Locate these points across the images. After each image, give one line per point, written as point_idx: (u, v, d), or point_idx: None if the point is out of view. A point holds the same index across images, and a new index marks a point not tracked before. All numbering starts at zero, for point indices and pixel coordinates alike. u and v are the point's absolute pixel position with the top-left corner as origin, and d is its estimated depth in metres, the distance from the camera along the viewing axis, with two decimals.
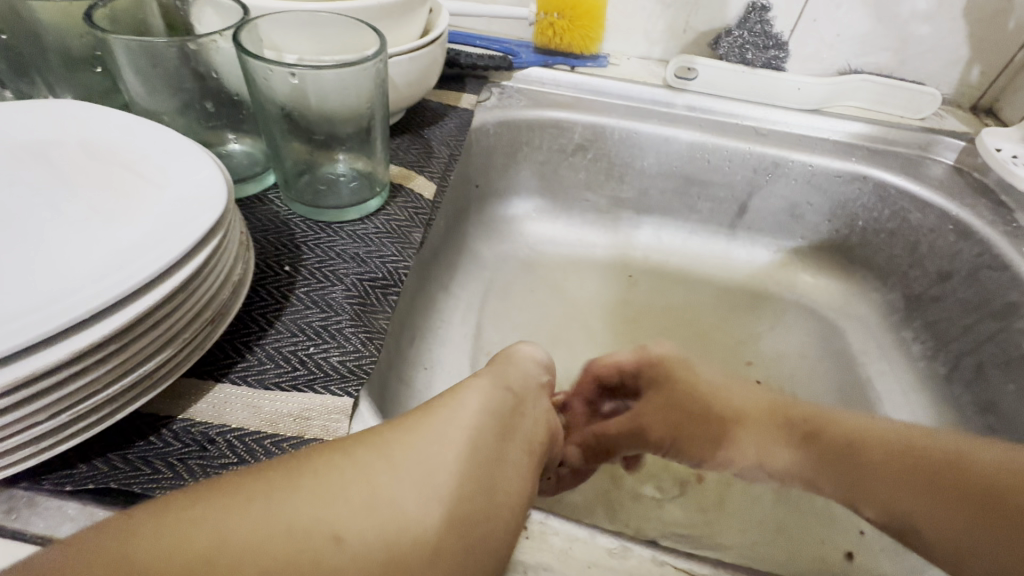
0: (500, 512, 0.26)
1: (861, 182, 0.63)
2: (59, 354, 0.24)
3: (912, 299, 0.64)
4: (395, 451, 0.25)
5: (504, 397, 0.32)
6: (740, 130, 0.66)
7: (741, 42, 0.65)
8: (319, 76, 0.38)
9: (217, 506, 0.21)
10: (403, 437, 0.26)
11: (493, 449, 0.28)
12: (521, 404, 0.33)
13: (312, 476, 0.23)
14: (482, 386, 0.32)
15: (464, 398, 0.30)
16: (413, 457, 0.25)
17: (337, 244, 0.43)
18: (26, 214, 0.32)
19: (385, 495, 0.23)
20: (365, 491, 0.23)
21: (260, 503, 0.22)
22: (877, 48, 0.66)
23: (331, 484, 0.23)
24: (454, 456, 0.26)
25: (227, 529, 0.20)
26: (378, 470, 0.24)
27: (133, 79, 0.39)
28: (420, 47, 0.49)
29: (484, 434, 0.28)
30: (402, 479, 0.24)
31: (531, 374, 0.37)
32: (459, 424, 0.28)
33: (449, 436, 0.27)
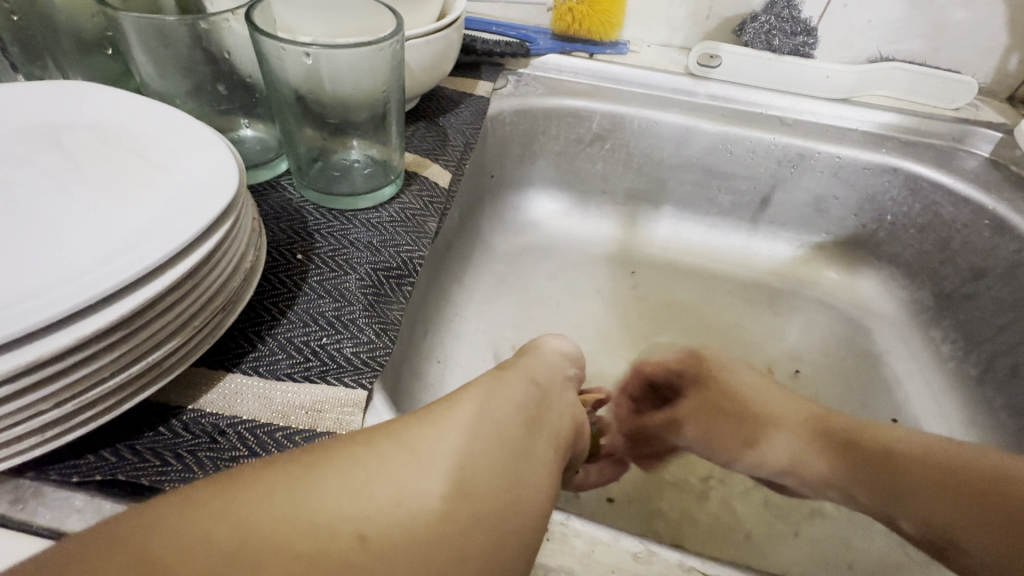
0: (530, 506, 0.25)
1: (892, 175, 0.60)
2: (63, 340, 0.23)
3: (942, 297, 0.61)
4: (422, 443, 0.24)
5: (527, 390, 0.31)
6: (765, 120, 0.64)
7: (768, 27, 0.62)
8: (333, 56, 0.37)
9: (237, 499, 0.20)
10: (427, 430, 0.25)
11: (520, 441, 0.27)
12: (547, 397, 0.32)
13: (336, 466, 0.22)
14: (507, 380, 0.31)
15: (490, 390, 0.29)
16: (441, 450, 0.24)
17: (350, 232, 0.42)
18: (35, 197, 0.31)
19: (413, 486, 0.22)
20: (393, 484, 0.22)
21: (283, 494, 0.20)
22: (910, 35, 0.64)
23: (353, 476, 0.22)
24: (482, 449, 0.25)
25: (248, 522, 0.19)
26: (404, 463, 0.23)
27: (142, 58, 0.38)
28: (436, 30, 0.48)
29: (511, 426, 0.27)
30: (429, 473, 0.23)
31: (557, 368, 0.36)
32: (486, 417, 0.27)
33: (477, 429, 0.26)
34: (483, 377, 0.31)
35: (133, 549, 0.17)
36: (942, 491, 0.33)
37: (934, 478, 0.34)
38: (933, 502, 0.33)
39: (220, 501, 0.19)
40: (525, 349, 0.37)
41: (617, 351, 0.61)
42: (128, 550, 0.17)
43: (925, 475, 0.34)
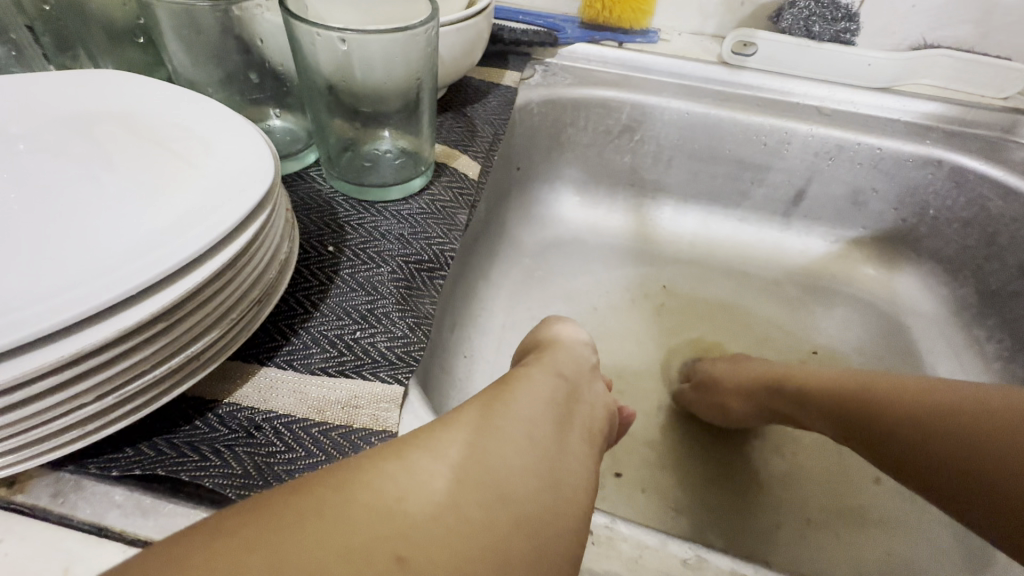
0: (570, 507, 0.24)
1: (939, 167, 0.58)
2: (104, 332, 0.23)
3: (986, 295, 0.59)
4: (447, 448, 0.23)
5: (554, 386, 0.29)
6: (802, 110, 0.61)
7: (807, 14, 0.59)
8: (367, 42, 0.36)
9: (264, 525, 0.18)
10: (452, 434, 0.24)
11: (551, 439, 0.26)
12: (576, 391, 0.31)
13: (365, 480, 0.21)
14: (530, 377, 0.30)
15: (513, 390, 0.28)
16: (469, 456, 0.23)
17: (380, 224, 0.41)
18: (71, 188, 0.31)
19: (445, 498, 0.21)
20: (425, 495, 0.21)
21: (312, 516, 0.19)
22: (958, 20, 0.61)
23: (383, 487, 0.20)
24: (512, 452, 0.24)
25: (277, 551, 0.18)
26: (433, 473, 0.22)
27: (176, 46, 0.37)
28: (467, 17, 0.46)
29: (539, 424, 0.26)
30: (458, 479, 0.22)
31: (581, 357, 0.34)
32: (513, 418, 0.25)
33: (504, 430, 0.25)
34: (504, 377, 0.30)
35: None
36: (875, 413, 0.38)
37: (855, 399, 0.40)
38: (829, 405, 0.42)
39: (249, 528, 0.18)
40: (546, 340, 0.36)
41: (646, 348, 0.60)
42: None
43: (864, 402, 0.40)
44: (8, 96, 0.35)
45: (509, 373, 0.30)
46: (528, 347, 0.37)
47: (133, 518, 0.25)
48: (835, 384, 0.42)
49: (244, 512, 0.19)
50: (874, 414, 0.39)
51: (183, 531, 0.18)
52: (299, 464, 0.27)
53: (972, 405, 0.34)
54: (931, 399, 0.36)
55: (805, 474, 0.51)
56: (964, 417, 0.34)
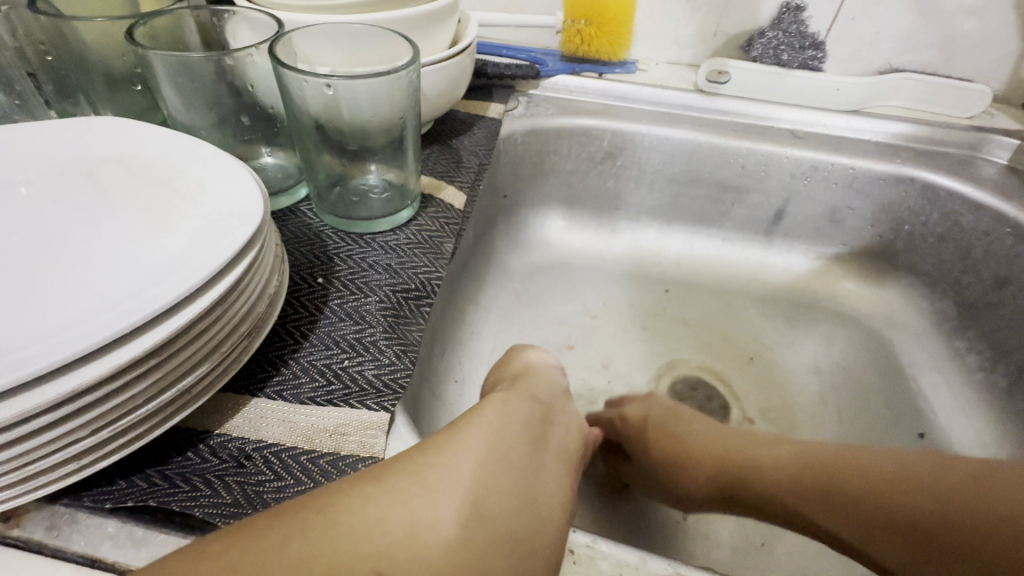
0: (545, 521, 0.25)
1: (909, 183, 0.60)
2: (99, 370, 0.24)
3: (965, 307, 0.60)
4: (426, 472, 0.23)
5: (530, 409, 0.30)
6: (776, 133, 0.64)
7: (776, 44, 0.64)
8: (351, 86, 0.38)
9: (251, 550, 0.19)
10: (431, 458, 0.24)
11: (525, 459, 0.27)
12: (550, 413, 0.31)
13: (347, 505, 0.21)
14: (505, 400, 0.30)
15: (489, 412, 0.29)
16: (449, 476, 0.24)
17: (369, 255, 0.42)
18: (70, 230, 0.32)
19: (426, 519, 0.22)
20: (405, 519, 0.21)
21: (296, 540, 0.20)
22: (918, 46, 0.65)
23: (367, 513, 0.21)
24: (490, 472, 0.25)
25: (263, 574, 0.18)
26: (414, 496, 0.22)
27: (171, 93, 0.40)
28: (450, 56, 0.49)
29: (516, 444, 0.27)
30: (439, 501, 0.22)
31: (554, 380, 0.35)
32: (492, 438, 0.26)
33: (482, 449, 0.25)
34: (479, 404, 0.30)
35: None
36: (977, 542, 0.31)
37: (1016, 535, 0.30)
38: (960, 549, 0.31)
39: (236, 554, 0.19)
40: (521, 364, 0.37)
41: (635, 368, 0.61)
42: None
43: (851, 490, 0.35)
44: (6, 145, 0.36)
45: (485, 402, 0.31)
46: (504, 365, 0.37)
47: (124, 549, 0.26)
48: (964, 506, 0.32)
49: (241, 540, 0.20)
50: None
51: (179, 553, 0.19)
52: (288, 492, 0.28)
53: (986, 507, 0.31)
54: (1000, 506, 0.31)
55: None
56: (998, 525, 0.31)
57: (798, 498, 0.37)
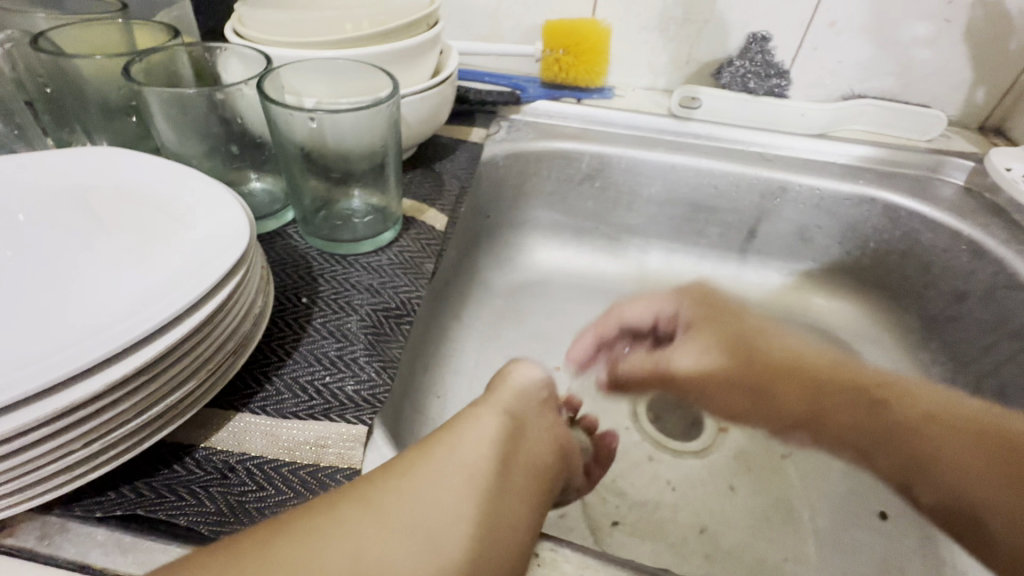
0: (498, 544, 0.26)
1: (872, 204, 0.63)
2: (93, 386, 0.26)
3: (929, 320, 0.63)
4: (381, 501, 0.25)
5: (499, 429, 0.31)
6: (747, 155, 0.67)
7: (742, 72, 0.67)
8: (335, 119, 0.41)
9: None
10: (388, 487, 0.26)
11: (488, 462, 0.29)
12: (522, 428, 0.33)
13: (293, 537, 0.23)
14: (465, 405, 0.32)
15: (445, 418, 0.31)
16: (405, 507, 0.25)
17: (352, 276, 0.44)
18: (64, 255, 0.34)
19: (370, 552, 0.23)
20: (350, 546, 0.23)
21: (243, 573, 0.22)
22: (877, 74, 0.69)
23: (357, 520, 0.24)
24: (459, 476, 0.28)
25: None
26: (363, 527, 0.24)
27: (164, 125, 0.42)
28: (431, 87, 0.52)
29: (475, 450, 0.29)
30: (388, 534, 0.24)
31: (533, 394, 0.36)
32: (458, 446, 0.29)
33: (449, 460, 0.28)
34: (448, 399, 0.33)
35: None
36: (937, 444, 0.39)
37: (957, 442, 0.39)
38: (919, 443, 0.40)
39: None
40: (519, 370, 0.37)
41: None
42: None
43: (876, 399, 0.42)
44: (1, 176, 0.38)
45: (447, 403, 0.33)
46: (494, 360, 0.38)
47: (111, 555, 0.28)
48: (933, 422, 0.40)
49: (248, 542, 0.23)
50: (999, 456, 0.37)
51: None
52: (269, 501, 0.30)
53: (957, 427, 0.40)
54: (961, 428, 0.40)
55: (778, 498, 0.54)
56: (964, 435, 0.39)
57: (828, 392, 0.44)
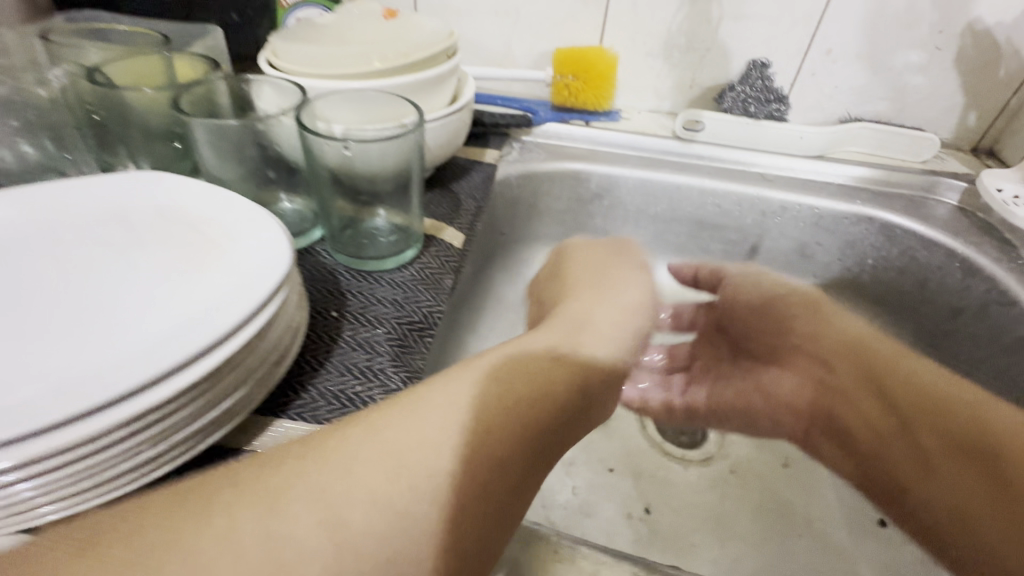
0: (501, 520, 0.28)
1: (868, 223, 0.66)
2: (160, 394, 0.28)
3: (926, 335, 0.65)
4: (446, 431, 0.28)
5: (569, 399, 0.34)
6: (748, 175, 0.70)
7: (743, 97, 0.70)
8: (367, 150, 0.45)
9: (284, 464, 0.26)
10: (453, 421, 0.29)
11: (500, 456, 0.28)
12: (584, 408, 0.36)
13: (369, 441, 0.27)
14: (549, 346, 0.36)
15: (530, 363, 0.34)
16: (452, 447, 0.28)
17: (377, 291, 0.47)
18: (118, 273, 0.37)
19: (411, 474, 0.26)
20: (398, 467, 0.26)
21: (314, 466, 0.26)
22: (873, 98, 0.72)
23: (377, 463, 0.26)
24: (439, 464, 0.27)
25: (283, 490, 0.25)
26: (417, 456, 0.27)
27: (206, 150, 0.45)
28: (450, 113, 0.55)
29: (492, 439, 0.29)
30: (432, 469, 0.27)
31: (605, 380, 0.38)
32: (452, 430, 0.28)
33: (440, 446, 0.27)
34: (547, 339, 0.37)
35: (211, 487, 0.24)
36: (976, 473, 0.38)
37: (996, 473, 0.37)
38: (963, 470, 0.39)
39: (276, 466, 0.25)
40: (635, 325, 0.43)
41: None
42: (208, 487, 0.24)
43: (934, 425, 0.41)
44: (60, 204, 0.42)
45: (539, 335, 0.37)
46: (605, 309, 0.42)
47: None
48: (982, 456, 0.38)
49: (247, 472, 0.25)
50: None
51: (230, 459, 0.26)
52: None
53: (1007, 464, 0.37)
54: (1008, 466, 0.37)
55: (764, 504, 0.56)
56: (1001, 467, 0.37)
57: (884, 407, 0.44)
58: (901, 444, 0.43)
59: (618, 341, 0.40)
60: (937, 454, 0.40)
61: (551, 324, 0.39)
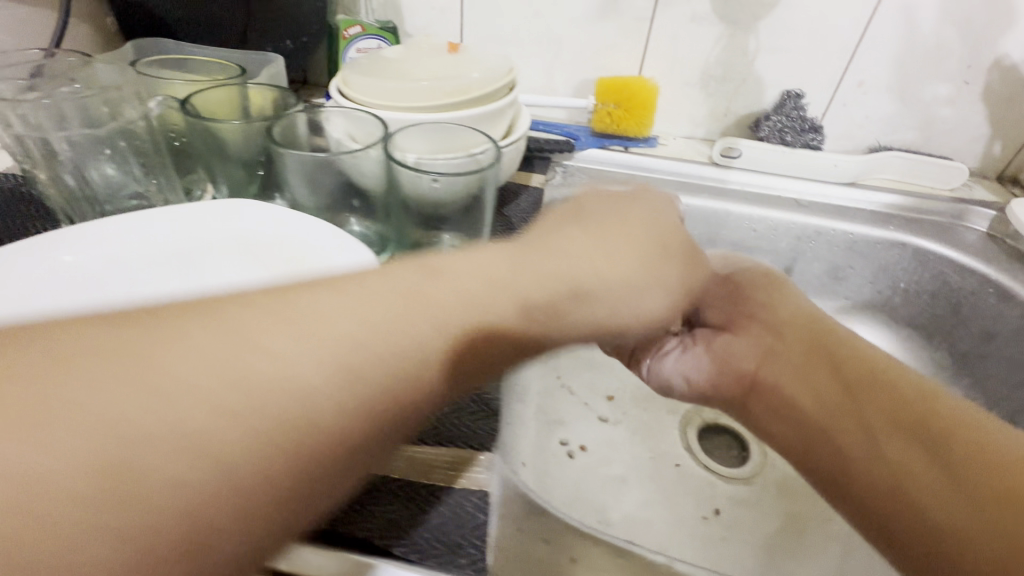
0: (363, 436, 0.24)
1: (902, 248, 0.69)
2: None
3: (959, 357, 0.67)
4: (297, 338, 0.23)
5: (508, 335, 0.30)
6: (784, 201, 0.73)
7: (779, 126, 0.74)
8: (445, 181, 0.48)
9: (88, 342, 0.20)
10: (305, 317, 0.24)
11: (327, 421, 0.23)
12: (545, 333, 0.32)
13: (207, 320, 0.22)
14: (501, 276, 0.31)
15: (498, 305, 0.29)
16: (328, 344, 0.24)
17: None
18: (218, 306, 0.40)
19: (247, 367, 0.22)
20: (251, 351, 0.22)
21: (123, 345, 0.21)
22: (902, 128, 0.75)
23: (224, 335, 0.22)
24: (228, 440, 0.21)
25: (88, 364, 0.20)
26: (272, 338, 0.23)
27: (298, 185, 0.52)
28: (510, 143, 0.57)
29: (323, 404, 0.23)
30: (282, 361, 0.22)
31: (585, 322, 0.33)
32: (296, 378, 0.22)
33: (337, 373, 0.23)
34: (535, 287, 0.31)
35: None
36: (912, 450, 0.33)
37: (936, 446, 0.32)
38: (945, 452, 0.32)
39: (75, 338, 0.20)
40: (626, 270, 0.35)
41: (664, 412, 0.67)
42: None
43: (920, 412, 0.34)
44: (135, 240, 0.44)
45: (494, 262, 0.31)
46: (614, 261, 0.35)
47: (299, 559, 0.33)
48: (920, 431, 0.33)
49: (30, 350, 0.20)
50: (994, 480, 0.30)
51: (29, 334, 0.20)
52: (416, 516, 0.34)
53: (994, 454, 0.31)
54: (1007, 451, 0.31)
55: (803, 508, 0.59)
56: (967, 455, 0.31)
57: (873, 401, 0.35)
58: (849, 438, 0.36)
59: (621, 285, 0.35)
60: (892, 448, 0.34)
61: (546, 268, 0.32)
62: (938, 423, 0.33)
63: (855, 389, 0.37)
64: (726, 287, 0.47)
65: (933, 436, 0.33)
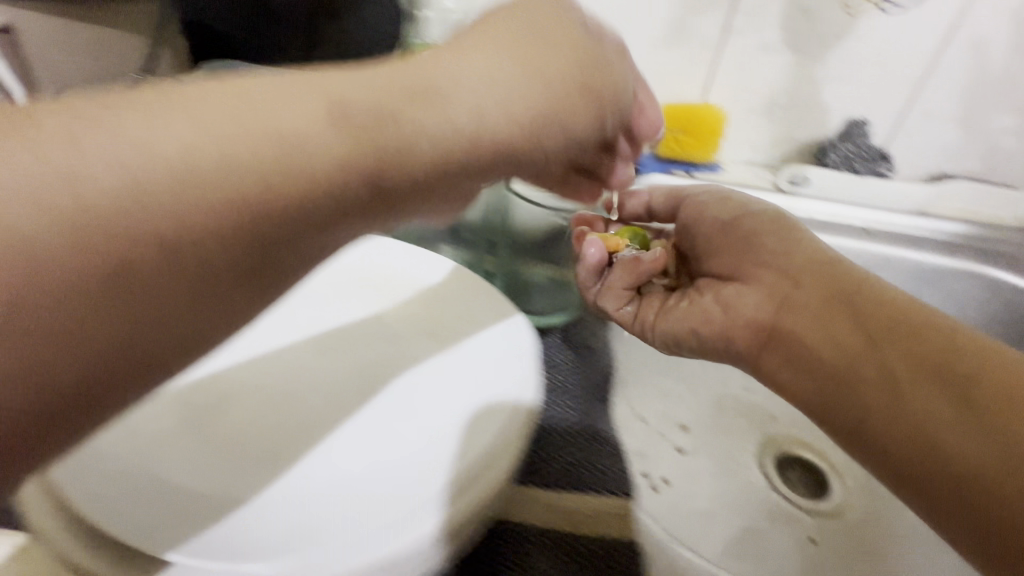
0: (245, 255, 0.25)
1: (971, 278, 0.70)
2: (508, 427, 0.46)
3: None
4: (155, 131, 0.23)
5: (265, 146, 0.24)
6: (852, 229, 0.73)
7: (846, 154, 0.76)
8: None
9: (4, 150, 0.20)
10: (158, 114, 0.23)
11: (149, 229, 0.22)
12: (363, 131, 0.27)
13: (103, 129, 0.22)
14: (336, 92, 0.27)
15: (308, 120, 0.25)
16: (127, 151, 0.22)
17: None
18: None
19: (148, 152, 0.22)
20: (117, 139, 0.22)
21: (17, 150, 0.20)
22: (967, 156, 0.76)
23: (103, 131, 0.22)
24: (52, 232, 0.20)
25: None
26: (138, 126, 0.22)
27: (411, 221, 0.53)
28: None
29: (107, 202, 0.21)
30: (157, 143, 0.22)
31: (476, 120, 0.30)
32: (97, 177, 0.21)
33: (227, 172, 0.23)
34: (358, 92, 0.27)
35: None
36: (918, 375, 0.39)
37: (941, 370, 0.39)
38: (942, 371, 0.38)
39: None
40: (498, 88, 0.31)
41: (738, 440, 0.67)
42: None
43: (920, 343, 0.40)
44: None
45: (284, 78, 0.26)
46: (501, 87, 0.31)
47: None
48: (929, 359, 0.39)
49: None
50: (990, 396, 0.36)
51: None
52: None
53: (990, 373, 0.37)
54: (1002, 371, 0.37)
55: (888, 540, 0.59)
56: (969, 377, 0.37)
57: (880, 330, 0.41)
58: (867, 367, 0.41)
59: (507, 125, 0.31)
60: (907, 379, 0.39)
61: (383, 81, 0.28)
62: (938, 354, 0.39)
63: (867, 331, 0.42)
64: (727, 221, 0.54)
65: (941, 362, 0.39)
